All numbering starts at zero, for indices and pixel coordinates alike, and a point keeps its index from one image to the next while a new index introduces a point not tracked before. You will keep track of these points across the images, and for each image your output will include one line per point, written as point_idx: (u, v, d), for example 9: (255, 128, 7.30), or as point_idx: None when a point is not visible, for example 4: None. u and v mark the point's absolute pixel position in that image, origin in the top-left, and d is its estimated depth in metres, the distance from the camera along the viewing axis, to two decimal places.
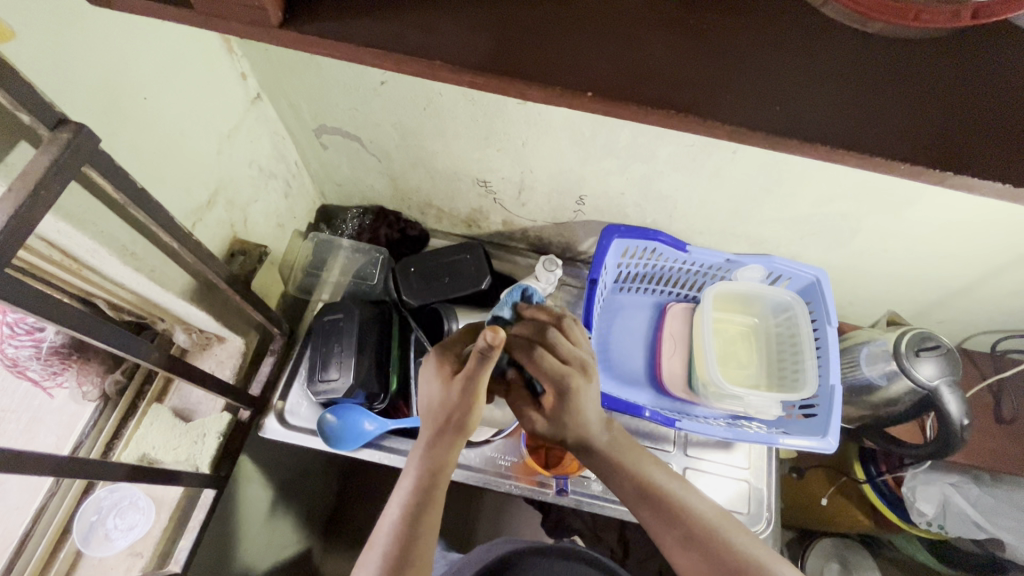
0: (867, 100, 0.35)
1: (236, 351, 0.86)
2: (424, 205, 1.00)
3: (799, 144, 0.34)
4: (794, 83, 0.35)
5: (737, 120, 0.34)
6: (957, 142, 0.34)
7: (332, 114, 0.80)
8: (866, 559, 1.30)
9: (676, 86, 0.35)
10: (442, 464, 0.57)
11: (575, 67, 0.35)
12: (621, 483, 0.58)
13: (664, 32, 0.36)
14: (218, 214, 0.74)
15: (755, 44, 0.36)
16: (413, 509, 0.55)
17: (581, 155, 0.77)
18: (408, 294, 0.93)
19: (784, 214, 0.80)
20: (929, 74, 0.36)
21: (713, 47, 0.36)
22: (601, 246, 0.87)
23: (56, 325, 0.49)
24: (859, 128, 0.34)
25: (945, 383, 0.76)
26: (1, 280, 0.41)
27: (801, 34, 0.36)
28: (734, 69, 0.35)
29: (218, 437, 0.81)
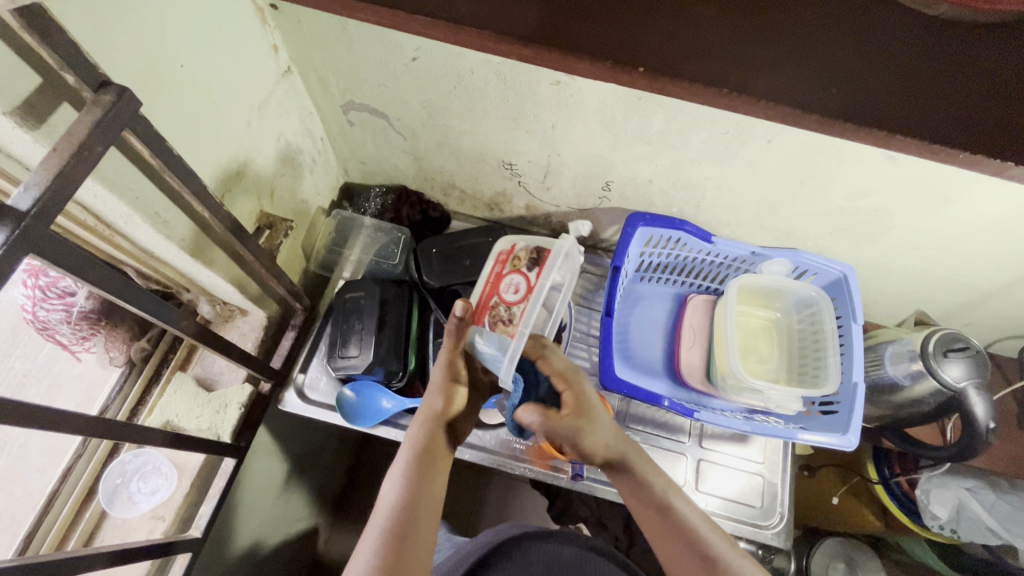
0: (929, 86, 0.34)
1: (257, 325, 0.88)
2: (447, 187, 1.00)
3: (854, 128, 0.33)
4: (855, 66, 0.34)
5: (791, 102, 0.33)
6: (1019, 130, 0.33)
7: (362, 90, 0.80)
8: (872, 561, 1.30)
9: (728, 64, 0.34)
10: (436, 447, 0.63)
11: (625, 40, 0.34)
12: (637, 492, 0.62)
13: (721, 6, 0.35)
14: (246, 187, 0.75)
15: (813, 23, 0.35)
16: (410, 486, 0.59)
17: (611, 139, 0.76)
18: (428, 275, 0.93)
19: (815, 207, 0.78)
20: (994, 58, 0.34)
21: (768, 23, 0.35)
22: (625, 234, 0.87)
23: (92, 288, 0.50)
24: (920, 114, 0.33)
25: (973, 386, 0.74)
26: (44, 239, 0.41)
27: (860, 13, 0.35)
28: (791, 49, 0.34)
29: (239, 410, 0.82)
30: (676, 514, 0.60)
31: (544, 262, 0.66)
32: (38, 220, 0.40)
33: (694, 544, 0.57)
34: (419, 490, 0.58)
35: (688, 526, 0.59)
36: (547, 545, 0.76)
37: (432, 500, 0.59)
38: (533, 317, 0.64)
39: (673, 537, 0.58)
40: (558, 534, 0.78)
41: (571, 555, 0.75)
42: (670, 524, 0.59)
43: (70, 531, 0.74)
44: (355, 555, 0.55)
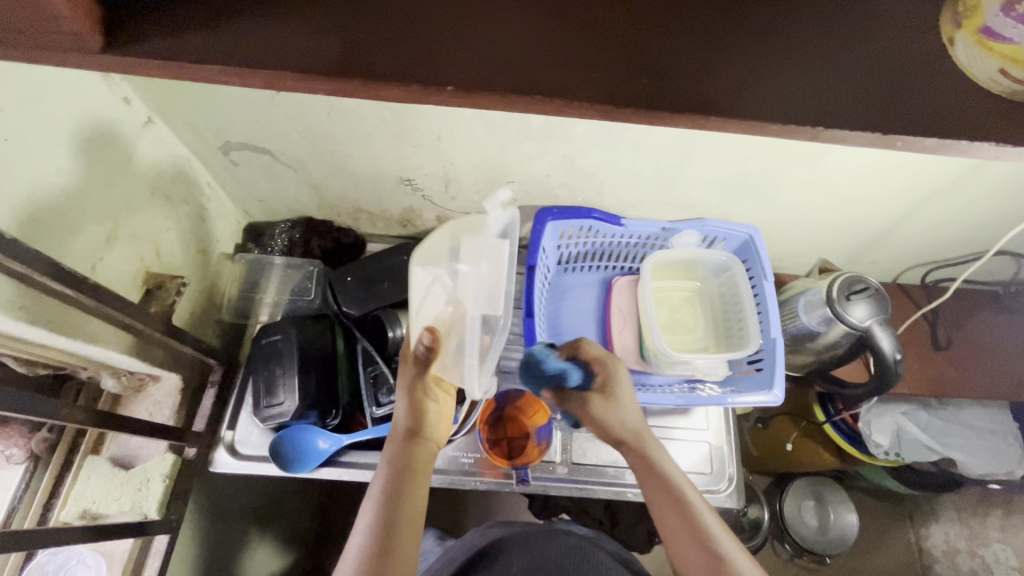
0: (735, 62, 0.35)
1: (172, 390, 0.83)
2: (354, 211, 0.97)
3: (668, 117, 0.34)
4: (664, 52, 0.35)
5: (605, 100, 0.33)
6: (828, 97, 0.34)
7: (236, 128, 0.76)
8: (840, 494, 1.41)
9: (537, 67, 0.34)
10: (410, 467, 0.60)
11: (428, 59, 0.33)
12: (657, 495, 0.60)
13: (522, 12, 0.35)
14: (123, 251, 0.70)
15: (617, 17, 0.35)
16: (383, 511, 0.57)
17: (499, 141, 0.75)
18: (347, 304, 0.91)
19: (707, 177, 0.80)
20: (788, 31, 0.36)
21: (575, 23, 0.35)
22: (535, 231, 0.87)
23: None
24: (732, 92, 0.34)
25: (877, 323, 0.78)
26: None
27: (659, 3, 0.35)
28: (600, 42, 0.34)
29: (164, 481, 0.77)
30: (694, 518, 0.58)
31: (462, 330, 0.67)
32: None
33: (707, 550, 0.56)
34: (394, 514, 0.56)
35: (708, 533, 0.57)
36: (531, 541, 0.75)
37: (409, 521, 0.56)
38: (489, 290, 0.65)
39: (689, 545, 0.56)
40: (550, 531, 0.77)
41: (557, 548, 0.74)
42: (684, 525, 0.57)
43: None
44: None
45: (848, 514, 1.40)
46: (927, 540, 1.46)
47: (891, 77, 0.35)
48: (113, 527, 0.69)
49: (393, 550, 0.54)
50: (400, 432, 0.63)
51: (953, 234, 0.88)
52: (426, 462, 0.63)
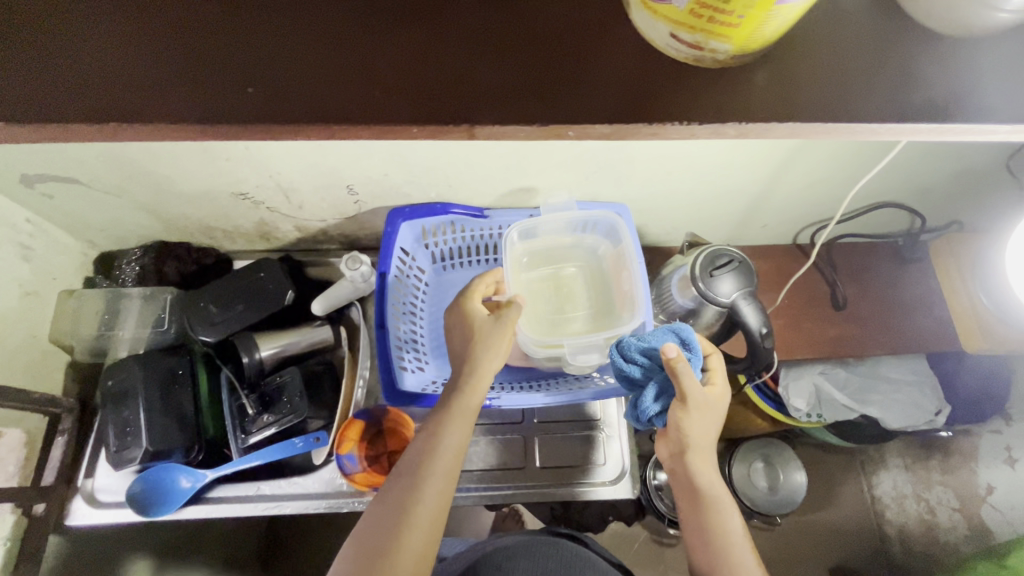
0: (376, 66, 0.38)
1: (16, 445, 0.76)
2: (207, 229, 0.91)
3: (322, 125, 0.37)
4: (302, 69, 0.38)
5: (255, 119, 0.37)
6: (470, 86, 0.37)
7: (26, 160, 0.69)
8: (787, 454, 1.35)
9: (195, 96, 0.37)
10: (443, 423, 0.62)
11: (85, 95, 0.37)
12: (696, 513, 0.67)
13: (175, 46, 0.38)
14: None
15: (266, 38, 0.38)
16: (410, 467, 0.59)
17: (313, 146, 0.69)
18: (201, 330, 0.85)
19: (553, 160, 0.74)
20: (424, 35, 0.38)
21: (247, 54, 0.38)
22: (388, 234, 0.82)
23: None
24: (380, 96, 0.37)
25: (743, 296, 0.74)
26: None
27: (308, 18, 0.38)
28: (254, 57, 0.38)
29: (6, 544, 0.72)
30: (725, 537, 0.65)
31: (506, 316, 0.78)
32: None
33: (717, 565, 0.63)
34: (421, 465, 0.59)
35: (729, 552, 0.64)
36: (532, 552, 0.78)
37: (434, 476, 0.59)
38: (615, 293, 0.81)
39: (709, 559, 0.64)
40: (546, 539, 0.80)
41: (557, 562, 0.77)
42: (706, 541, 0.65)
43: None
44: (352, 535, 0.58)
45: (797, 473, 1.35)
46: (875, 488, 1.39)
47: (533, 64, 0.38)
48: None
49: (401, 534, 0.55)
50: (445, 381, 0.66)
51: (830, 191, 0.83)
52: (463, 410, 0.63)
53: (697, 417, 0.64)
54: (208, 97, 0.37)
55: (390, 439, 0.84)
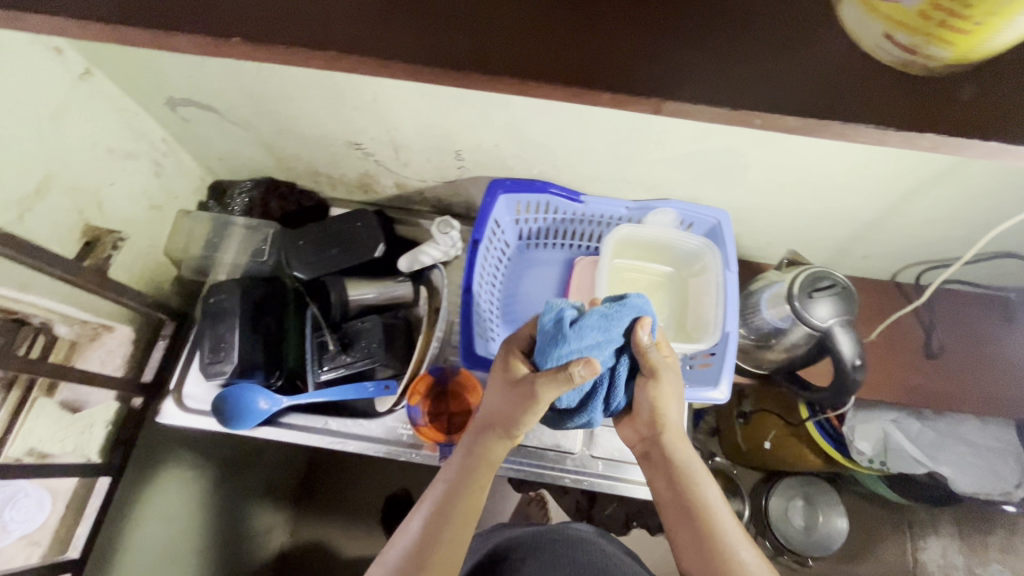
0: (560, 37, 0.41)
1: (125, 340, 0.86)
2: (313, 173, 0.95)
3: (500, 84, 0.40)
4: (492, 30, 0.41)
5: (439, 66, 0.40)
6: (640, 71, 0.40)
7: (174, 82, 0.74)
8: (832, 498, 1.31)
9: (390, 43, 0.41)
10: (470, 479, 0.65)
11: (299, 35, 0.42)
12: (675, 498, 0.66)
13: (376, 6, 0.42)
14: (56, 202, 0.70)
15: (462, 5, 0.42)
16: (436, 510, 0.63)
17: (437, 106, 0.71)
18: (298, 267, 0.90)
19: (666, 154, 0.73)
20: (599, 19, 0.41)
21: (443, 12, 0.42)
22: (485, 203, 0.84)
23: None
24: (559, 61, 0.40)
25: (840, 324, 0.71)
26: None
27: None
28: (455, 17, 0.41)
29: (105, 427, 0.80)
30: (708, 523, 0.62)
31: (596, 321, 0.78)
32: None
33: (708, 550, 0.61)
34: (443, 511, 0.62)
35: (716, 538, 0.61)
36: (540, 544, 0.74)
37: (459, 522, 0.62)
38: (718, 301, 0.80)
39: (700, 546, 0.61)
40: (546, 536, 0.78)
41: (567, 548, 0.73)
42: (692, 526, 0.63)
43: None
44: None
45: (838, 519, 1.31)
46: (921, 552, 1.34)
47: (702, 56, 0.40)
48: (45, 469, 0.72)
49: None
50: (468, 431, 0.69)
51: (951, 229, 0.78)
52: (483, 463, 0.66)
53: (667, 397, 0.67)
54: (409, 41, 0.41)
55: (454, 401, 0.86)
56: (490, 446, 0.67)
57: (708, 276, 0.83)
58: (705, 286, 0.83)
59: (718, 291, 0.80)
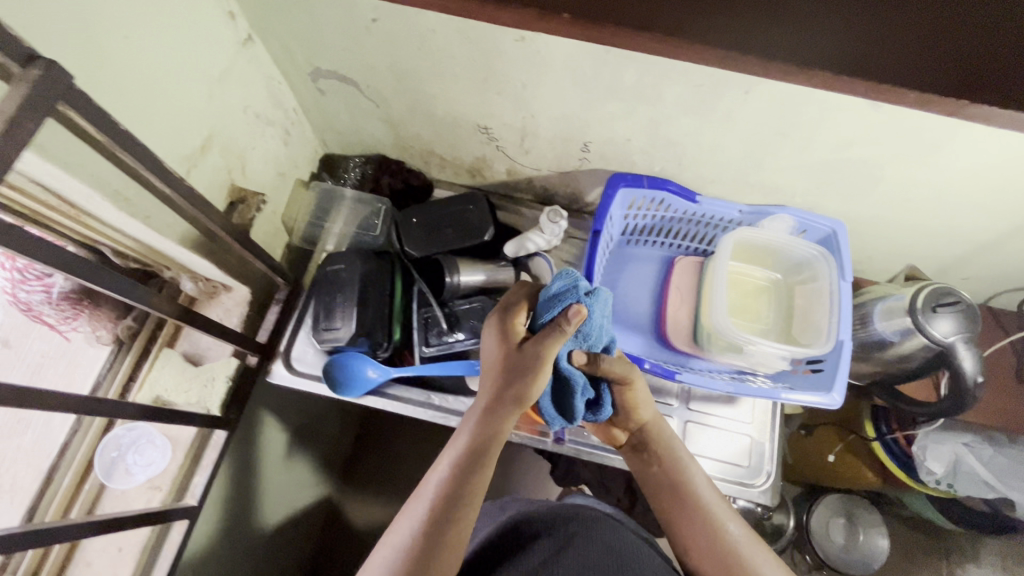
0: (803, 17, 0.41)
1: (242, 300, 0.88)
2: (427, 154, 0.98)
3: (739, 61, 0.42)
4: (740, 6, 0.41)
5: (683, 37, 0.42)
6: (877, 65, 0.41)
7: (325, 55, 0.77)
8: (872, 515, 1.32)
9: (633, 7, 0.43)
10: (490, 441, 0.58)
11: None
12: (665, 486, 0.68)
13: None
14: (215, 162, 0.73)
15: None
16: (458, 475, 0.56)
17: (584, 97, 0.73)
18: (410, 245, 0.93)
19: (800, 161, 0.75)
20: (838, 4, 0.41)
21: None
22: (605, 196, 0.85)
23: (51, 269, 0.50)
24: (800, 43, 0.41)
25: (961, 340, 0.73)
26: None
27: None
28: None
29: (226, 382, 0.83)
30: (709, 513, 0.64)
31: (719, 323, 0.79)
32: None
33: (716, 538, 0.63)
34: (461, 487, 0.55)
35: (719, 524, 0.63)
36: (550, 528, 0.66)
37: (481, 490, 0.56)
38: (832, 310, 0.81)
39: (705, 537, 0.63)
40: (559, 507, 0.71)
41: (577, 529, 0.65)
42: (695, 512, 0.65)
43: (72, 502, 0.76)
44: (385, 547, 0.53)
45: (879, 537, 1.32)
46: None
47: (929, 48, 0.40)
48: (177, 416, 0.74)
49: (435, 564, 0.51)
50: (488, 382, 0.61)
51: None
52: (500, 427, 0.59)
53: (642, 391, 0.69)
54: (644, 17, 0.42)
55: None
56: (506, 416, 0.59)
57: (819, 284, 0.84)
58: (816, 294, 0.84)
59: (831, 301, 0.81)
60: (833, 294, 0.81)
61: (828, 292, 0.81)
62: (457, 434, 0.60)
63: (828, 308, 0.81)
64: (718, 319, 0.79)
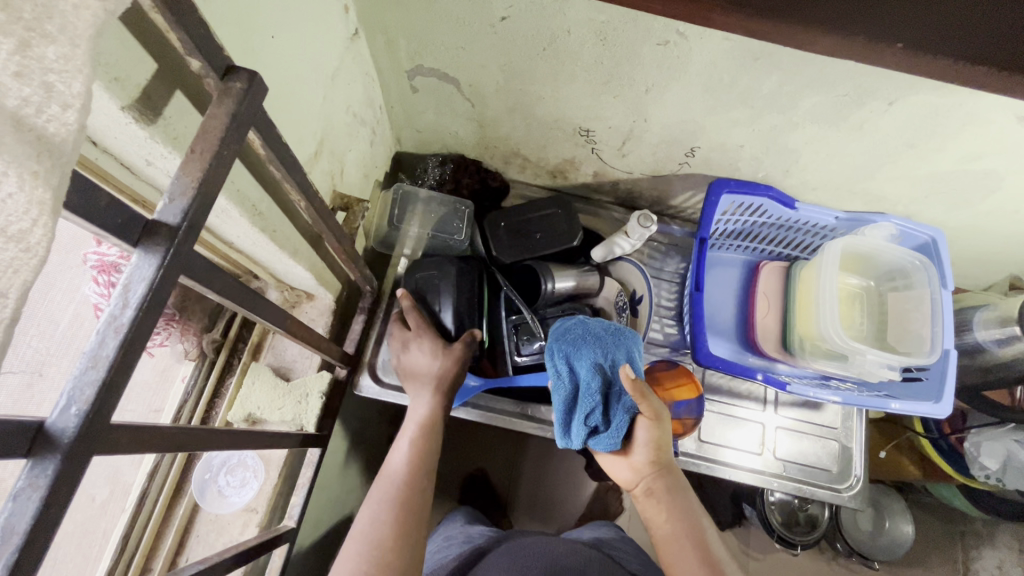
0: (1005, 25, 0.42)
1: (326, 309, 0.84)
2: (509, 155, 0.94)
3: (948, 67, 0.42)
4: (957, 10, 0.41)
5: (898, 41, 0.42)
6: None
7: (432, 53, 0.72)
8: (899, 504, 1.35)
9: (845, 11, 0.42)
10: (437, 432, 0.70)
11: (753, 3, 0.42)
12: (670, 530, 0.63)
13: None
14: (322, 166, 0.68)
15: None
16: (417, 454, 0.66)
17: (711, 103, 0.70)
18: (498, 252, 0.90)
19: (918, 170, 0.74)
20: None
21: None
22: (709, 202, 0.83)
23: (224, 302, 0.45)
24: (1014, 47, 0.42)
25: None
26: (198, 265, 0.37)
27: None
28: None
29: (321, 397, 0.79)
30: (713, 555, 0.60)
31: (831, 340, 0.80)
32: (189, 239, 0.33)
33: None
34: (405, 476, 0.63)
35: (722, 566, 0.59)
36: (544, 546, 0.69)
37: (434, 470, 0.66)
38: (937, 319, 0.81)
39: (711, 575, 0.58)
40: (568, 542, 0.71)
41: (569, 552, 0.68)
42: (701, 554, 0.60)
43: (165, 526, 0.72)
44: (358, 521, 0.59)
45: (905, 524, 1.35)
46: (975, 562, 1.41)
47: None
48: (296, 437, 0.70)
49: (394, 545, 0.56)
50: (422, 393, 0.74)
51: None
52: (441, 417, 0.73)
53: (660, 432, 0.67)
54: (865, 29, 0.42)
55: None
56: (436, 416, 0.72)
57: (916, 292, 0.84)
58: (914, 303, 0.84)
59: (934, 310, 0.81)
60: (937, 304, 0.81)
61: (931, 301, 0.81)
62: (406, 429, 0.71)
63: (931, 318, 0.81)
64: (831, 332, 0.79)
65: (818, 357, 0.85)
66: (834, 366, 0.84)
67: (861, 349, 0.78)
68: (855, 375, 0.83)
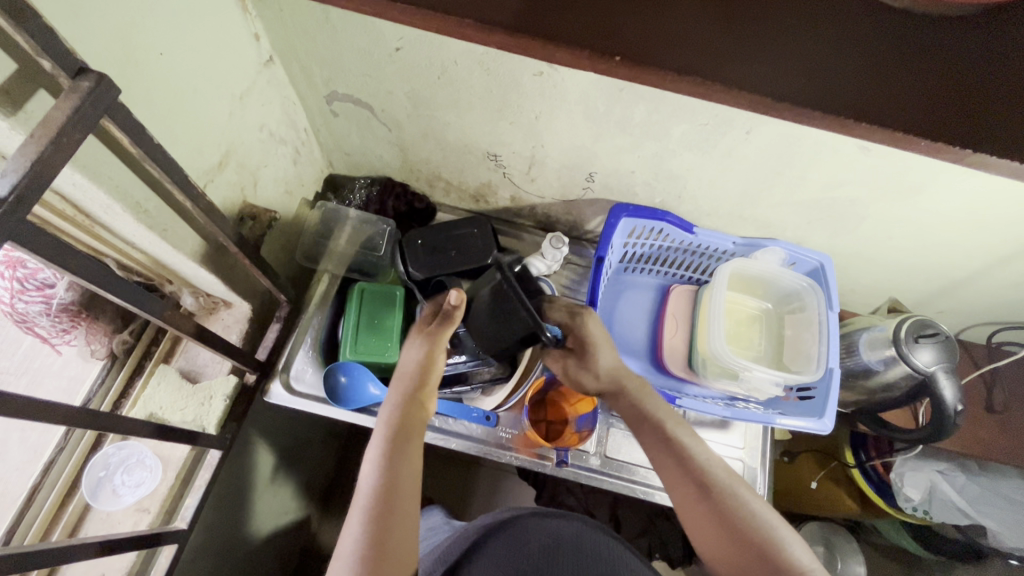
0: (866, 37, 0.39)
1: (242, 317, 0.88)
2: (433, 178, 1.00)
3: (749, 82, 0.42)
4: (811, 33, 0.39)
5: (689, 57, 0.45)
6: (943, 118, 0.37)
7: (344, 80, 0.78)
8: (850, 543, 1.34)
9: None
10: (412, 427, 0.66)
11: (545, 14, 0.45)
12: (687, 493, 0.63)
13: None
14: (228, 177, 0.73)
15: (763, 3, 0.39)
16: (389, 468, 0.61)
17: (594, 130, 0.77)
18: (414, 266, 0.93)
19: (794, 198, 0.80)
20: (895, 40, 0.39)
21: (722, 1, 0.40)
22: (608, 225, 0.88)
23: (84, 284, 0.48)
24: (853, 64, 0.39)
25: (942, 369, 0.77)
26: (35, 238, 0.41)
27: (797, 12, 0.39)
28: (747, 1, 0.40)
29: (225, 401, 0.81)
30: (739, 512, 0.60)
31: (720, 356, 0.83)
32: (14, 207, 0.38)
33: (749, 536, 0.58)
34: (391, 487, 0.59)
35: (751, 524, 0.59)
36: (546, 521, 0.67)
37: (415, 481, 0.61)
38: (825, 340, 0.85)
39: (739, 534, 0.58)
40: (568, 515, 0.69)
41: (571, 528, 0.66)
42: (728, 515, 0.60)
43: (53, 525, 0.73)
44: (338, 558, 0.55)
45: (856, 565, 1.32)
46: None
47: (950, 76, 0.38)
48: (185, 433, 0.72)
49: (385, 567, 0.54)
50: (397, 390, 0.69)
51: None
52: (424, 418, 0.68)
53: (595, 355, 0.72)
54: None
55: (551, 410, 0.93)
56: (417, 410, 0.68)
57: (809, 314, 0.88)
58: (806, 324, 0.88)
59: (821, 331, 0.85)
60: (825, 326, 0.85)
61: (819, 323, 0.85)
62: (376, 437, 0.65)
63: (819, 339, 0.85)
64: (717, 348, 0.83)
65: (713, 372, 0.88)
66: (726, 382, 0.88)
67: (745, 364, 0.81)
68: (745, 391, 0.87)
